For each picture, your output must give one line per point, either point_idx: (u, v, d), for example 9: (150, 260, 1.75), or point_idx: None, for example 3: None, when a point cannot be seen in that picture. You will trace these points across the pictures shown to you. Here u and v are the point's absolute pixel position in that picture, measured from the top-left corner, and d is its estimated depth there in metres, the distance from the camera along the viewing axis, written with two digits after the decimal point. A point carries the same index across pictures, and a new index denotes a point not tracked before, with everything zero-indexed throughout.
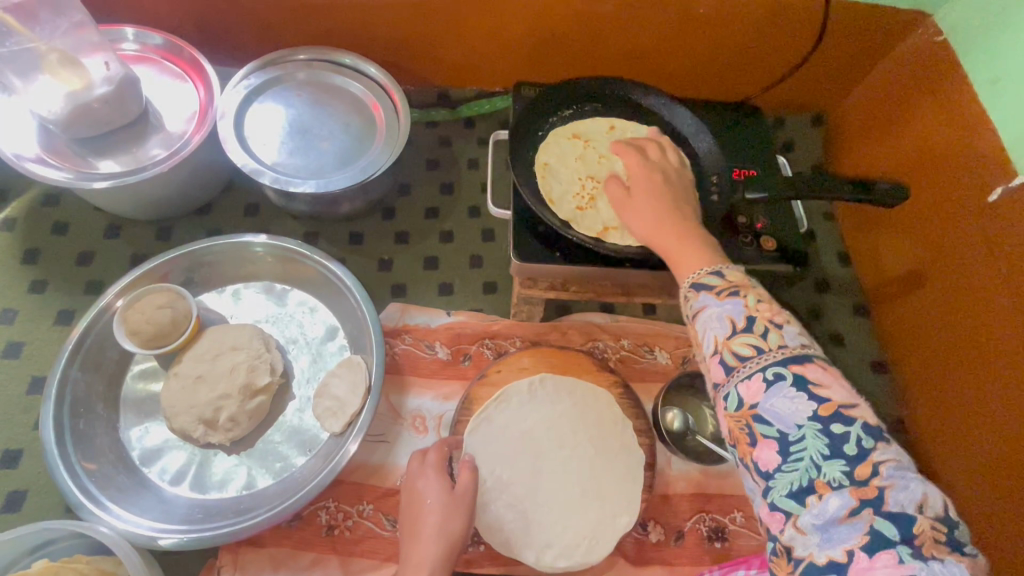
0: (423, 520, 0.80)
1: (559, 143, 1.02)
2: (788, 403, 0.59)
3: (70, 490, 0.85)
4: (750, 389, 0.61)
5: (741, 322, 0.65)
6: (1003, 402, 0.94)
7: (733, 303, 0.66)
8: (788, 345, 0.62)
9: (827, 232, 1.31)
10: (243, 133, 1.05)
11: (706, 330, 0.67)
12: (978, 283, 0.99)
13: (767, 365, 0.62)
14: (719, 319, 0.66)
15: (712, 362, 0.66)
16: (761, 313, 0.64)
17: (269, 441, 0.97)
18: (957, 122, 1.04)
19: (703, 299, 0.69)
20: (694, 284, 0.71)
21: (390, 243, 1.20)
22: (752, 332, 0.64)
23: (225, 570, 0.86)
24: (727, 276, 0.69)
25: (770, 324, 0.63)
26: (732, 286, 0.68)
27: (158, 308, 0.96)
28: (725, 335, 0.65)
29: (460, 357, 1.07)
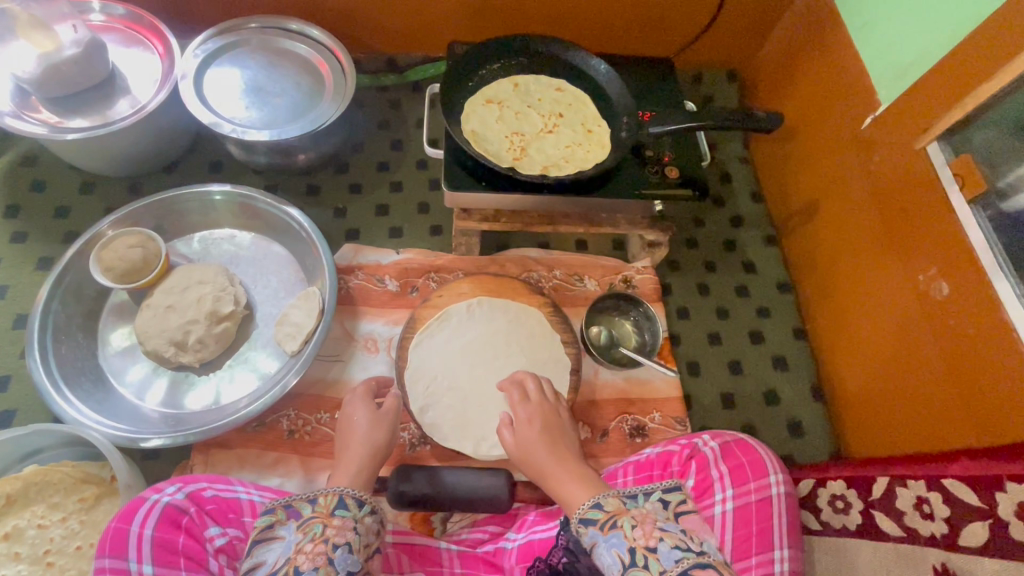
0: (353, 432, 0.91)
1: (476, 109, 1.12)
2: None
3: (56, 401, 0.96)
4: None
5: (627, 556, 0.68)
6: (874, 300, 1.08)
7: (617, 537, 0.70)
8: (669, 568, 0.65)
9: (742, 175, 1.45)
10: (203, 92, 1.16)
11: (604, 567, 0.69)
12: (858, 202, 1.13)
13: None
14: (610, 555, 0.69)
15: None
16: (639, 542, 0.69)
17: (235, 363, 1.09)
18: (839, 66, 1.19)
19: (590, 534, 0.72)
20: (581, 518, 0.74)
21: (344, 193, 1.32)
22: (638, 566, 0.67)
23: (197, 468, 0.98)
24: (605, 508, 0.73)
25: (648, 553, 0.67)
26: (611, 518, 0.72)
27: (129, 248, 1.07)
28: (619, 570, 0.68)
29: (408, 289, 1.19)
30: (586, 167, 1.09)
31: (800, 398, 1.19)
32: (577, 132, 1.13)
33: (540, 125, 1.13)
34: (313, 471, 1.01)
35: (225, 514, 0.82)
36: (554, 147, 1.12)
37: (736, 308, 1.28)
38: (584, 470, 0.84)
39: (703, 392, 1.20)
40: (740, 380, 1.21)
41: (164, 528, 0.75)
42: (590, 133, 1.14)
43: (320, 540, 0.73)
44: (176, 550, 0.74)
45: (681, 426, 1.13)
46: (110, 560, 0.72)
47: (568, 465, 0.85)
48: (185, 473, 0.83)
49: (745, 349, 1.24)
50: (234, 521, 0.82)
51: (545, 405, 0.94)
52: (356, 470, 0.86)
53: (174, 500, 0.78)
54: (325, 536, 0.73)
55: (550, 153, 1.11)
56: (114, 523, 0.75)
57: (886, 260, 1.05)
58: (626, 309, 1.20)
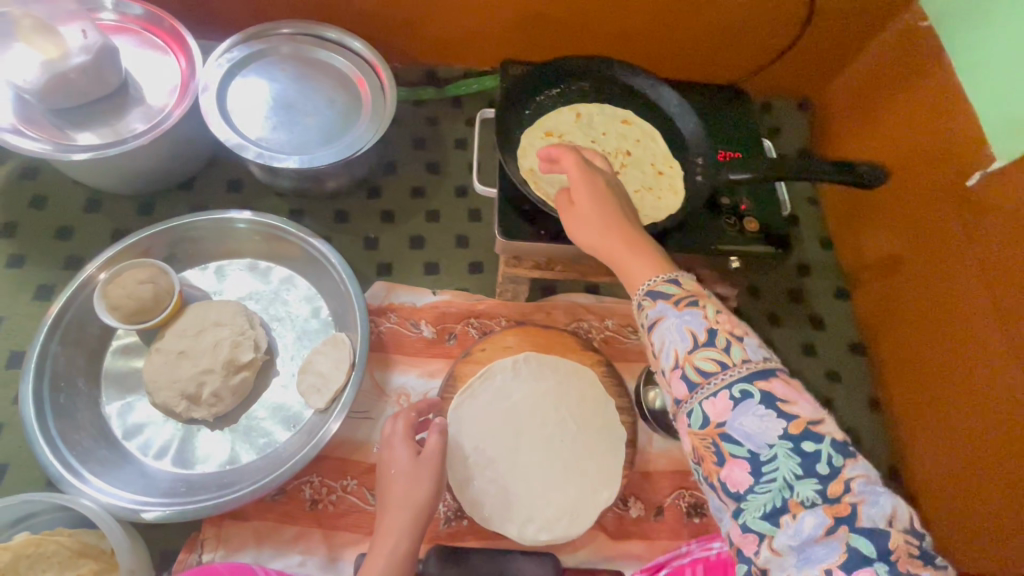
0: (392, 486, 0.78)
1: (535, 144, 1.00)
2: (757, 422, 0.55)
3: (51, 463, 0.85)
4: (717, 407, 0.57)
5: (702, 336, 0.60)
6: (971, 382, 0.96)
7: (692, 315, 0.61)
8: (752, 360, 0.58)
9: (810, 217, 1.32)
10: (227, 107, 1.03)
11: (666, 342, 0.62)
12: (954, 272, 1.00)
13: (732, 382, 0.57)
14: (679, 331, 0.61)
15: (673, 377, 0.61)
16: (722, 326, 0.60)
17: (253, 418, 0.97)
18: (936, 110, 1.04)
19: (659, 307, 0.63)
20: (649, 292, 0.65)
21: (375, 221, 1.19)
22: (714, 346, 0.59)
23: (209, 543, 0.87)
24: (683, 286, 0.64)
25: (731, 338, 0.59)
26: (689, 296, 0.63)
27: (139, 284, 0.95)
28: (686, 349, 0.60)
29: (445, 336, 1.08)
30: (658, 218, 0.97)
31: None
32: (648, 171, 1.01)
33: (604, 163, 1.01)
34: (337, 547, 0.90)
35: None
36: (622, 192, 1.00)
37: (802, 370, 1.17)
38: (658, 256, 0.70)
39: None
40: None
41: None
42: (661, 175, 1.01)
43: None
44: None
45: None
46: None
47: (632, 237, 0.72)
48: (207, 568, 0.73)
49: None
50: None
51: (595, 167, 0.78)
52: (395, 542, 0.74)
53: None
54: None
55: None
56: None
57: (990, 340, 0.92)
58: None
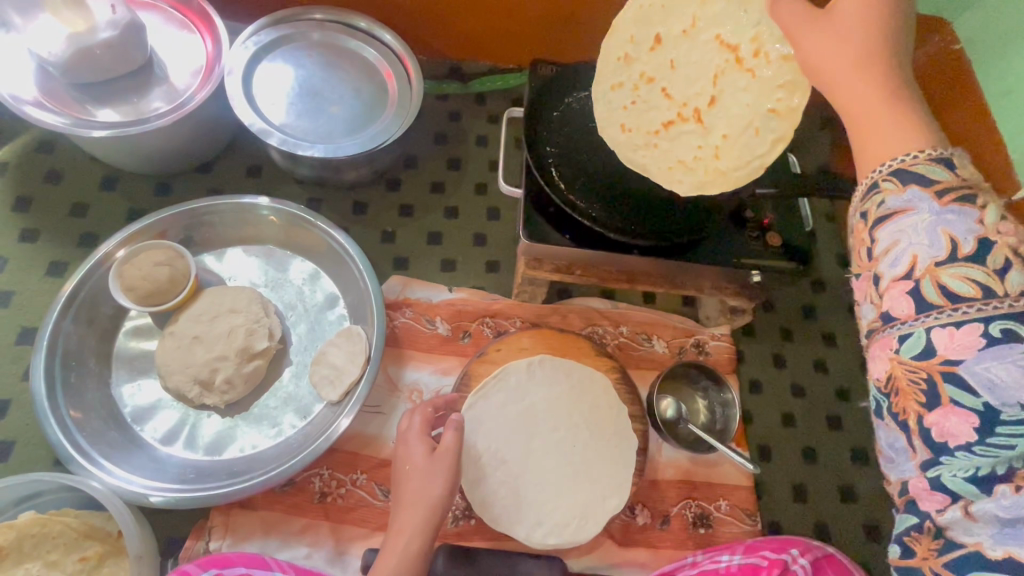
0: (408, 482, 0.77)
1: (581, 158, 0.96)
2: (1012, 372, 0.46)
3: (60, 443, 0.84)
4: (955, 340, 0.48)
5: (967, 246, 0.48)
6: None
7: (955, 214, 0.49)
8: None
9: (827, 234, 1.32)
10: (251, 91, 1.02)
11: (904, 241, 0.51)
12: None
13: (990, 318, 0.47)
14: (929, 233, 0.50)
15: (892, 288, 0.52)
16: (1005, 240, 0.47)
17: (264, 407, 0.96)
18: (964, 139, 1.04)
19: (907, 194, 0.51)
20: (895, 171, 0.52)
21: (393, 215, 1.18)
22: (981, 264, 0.48)
23: (217, 531, 0.87)
24: (959, 172, 0.50)
25: (1011, 256, 0.47)
26: (960, 188, 0.49)
27: (156, 265, 0.94)
28: (934, 258, 0.49)
29: (460, 334, 1.08)
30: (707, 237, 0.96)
31: (877, 497, 1.10)
32: (761, 100, 0.78)
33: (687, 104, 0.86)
34: (345, 541, 0.90)
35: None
36: (685, 148, 0.86)
37: (813, 387, 1.17)
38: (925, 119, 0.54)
39: (775, 481, 1.09)
40: (814, 470, 1.10)
41: None
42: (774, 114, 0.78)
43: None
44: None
45: (750, 520, 1.02)
46: None
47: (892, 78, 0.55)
48: (221, 555, 0.73)
49: (821, 435, 1.13)
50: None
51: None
52: (410, 536, 0.74)
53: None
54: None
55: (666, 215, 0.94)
56: None
57: None
58: (698, 377, 1.08)
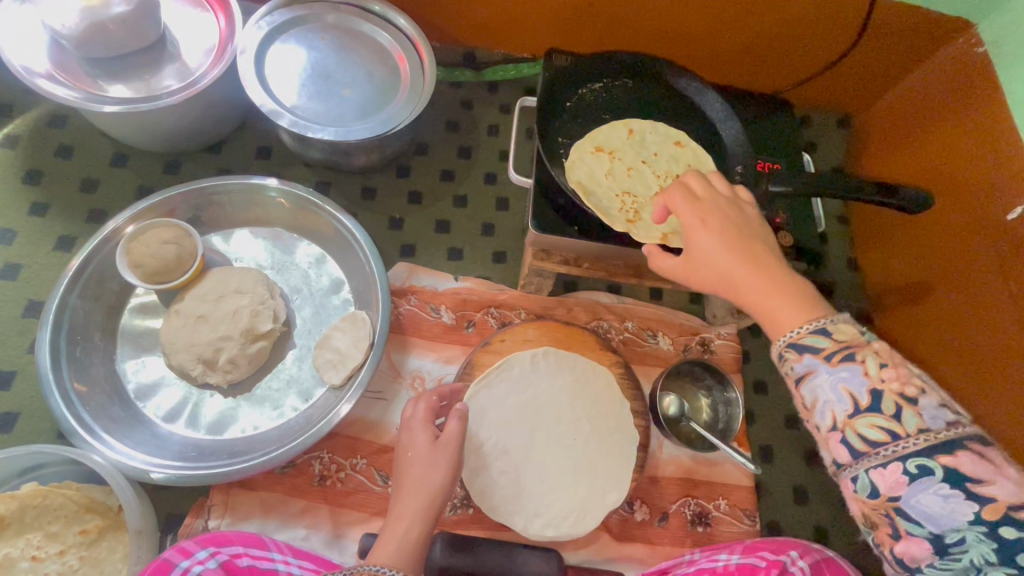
0: (409, 469, 0.77)
1: (584, 158, 0.97)
2: (940, 503, 0.52)
3: (64, 417, 0.84)
4: (887, 479, 0.54)
5: (864, 399, 0.55)
6: (989, 414, 0.94)
7: (849, 371, 0.56)
8: (930, 428, 0.52)
9: (838, 237, 1.31)
10: (264, 71, 1.01)
11: (820, 401, 0.57)
12: (990, 305, 0.97)
13: (908, 454, 0.53)
14: (834, 391, 0.56)
15: (830, 440, 0.57)
16: (889, 387, 0.54)
17: (267, 388, 0.96)
18: (988, 138, 1.00)
19: (806, 363, 0.58)
20: (791, 344, 0.60)
21: (401, 202, 1.18)
22: (880, 412, 0.54)
23: (216, 510, 0.87)
24: (836, 336, 0.58)
25: (904, 402, 0.53)
26: (845, 349, 0.57)
27: (163, 244, 0.94)
28: (846, 412, 0.55)
29: (464, 323, 1.07)
30: None
31: None
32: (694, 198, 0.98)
33: (654, 188, 0.97)
34: (343, 525, 0.90)
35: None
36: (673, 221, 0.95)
37: None
38: (797, 283, 0.65)
39: (775, 483, 1.08)
40: (815, 473, 1.10)
41: None
42: None
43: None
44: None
45: (749, 520, 1.02)
46: None
47: (767, 265, 0.67)
48: (218, 534, 0.73)
49: None
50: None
51: (707, 194, 0.74)
52: (406, 528, 0.73)
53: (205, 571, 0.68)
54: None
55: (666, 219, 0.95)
56: None
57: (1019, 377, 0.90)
58: (702, 376, 1.07)
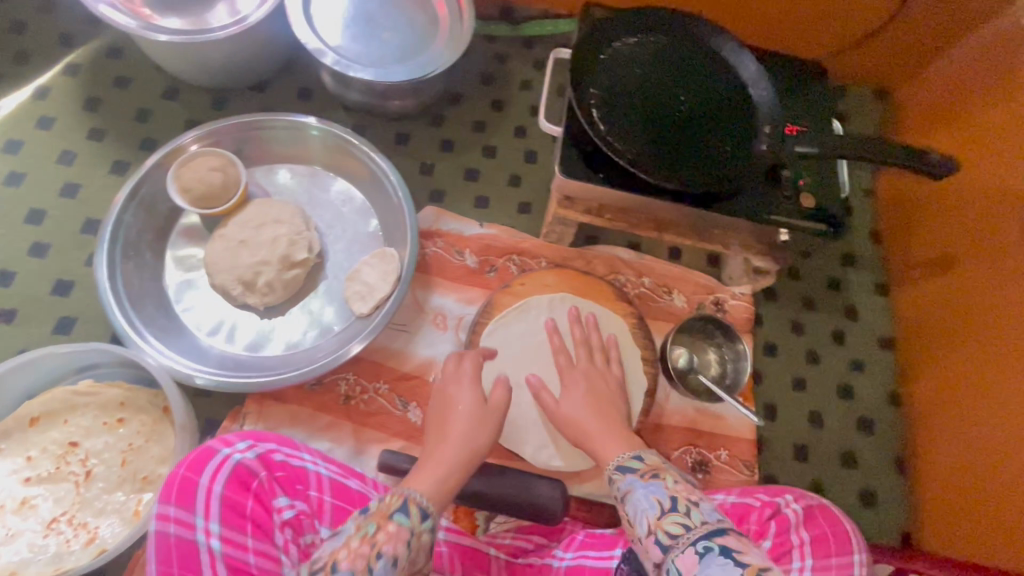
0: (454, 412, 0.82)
1: (608, 70, 1.00)
2: (720, 569, 0.61)
3: (116, 319, 0.92)
4: (686, 560, 0.63)
5: (666, 502, 0.70)
6: (995, 392, 0.96)
7: (656, 486, 0.73)
8: (706, 518, 0.67)
9: (864, 208, 1.30)
10: (309, 12, 1.05)
11: (640, 505, 0.71)
12: (1016, 294, 0.96)
13: (696, 539, 0.65)
14: (647, 499, 0.71)
15: (649, 542, 0.69)
16: (681, 495, 0.71)
17: (300, 314, 1.03)
18: (1007, 128, 1.02)
19: (630, 479, 0.76)
20: (621, 464, 0.78)
21: (434, 148, 1.22)
22: (676, 510, 0.69)
23: (249, 418, 0.95)
24: (646, 461, 0.78)
25: (688, 502, 0.69)
26: (653, 471, 0.76)
27: (210, 170, 1.01)
28: (654, 515, 0.69)
29: (486, 268, 1.12)
30: (708, 179, 0.96)
31: (879, 468, 1.12)
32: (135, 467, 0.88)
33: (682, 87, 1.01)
34: (364, 442, 0.97)
35: (290, 481, 0.74)
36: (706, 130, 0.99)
37: (828, 356, 1.18)
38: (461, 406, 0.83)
39: (776, 439, 1.12)
40: (818, 434, 1.13)
41: (232, 488, 0.69)
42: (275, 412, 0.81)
43: (369, 541, 0.66)
44: (245, 514, 0.68)
45: (747, 471, 1.06)
46: (176, 510, 0.66)
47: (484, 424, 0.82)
48: (256, 430, 0.76)
49: (830, 402, 1.15)
50: (300, 494, 0.75)
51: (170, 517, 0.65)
52: (441, 475, 0.75)
53: (245, 459, 0.71)
54: (376, 540, 0.66)
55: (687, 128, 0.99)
56: (182, 469, 0.69)
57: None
58: (713, 333, 1.11)
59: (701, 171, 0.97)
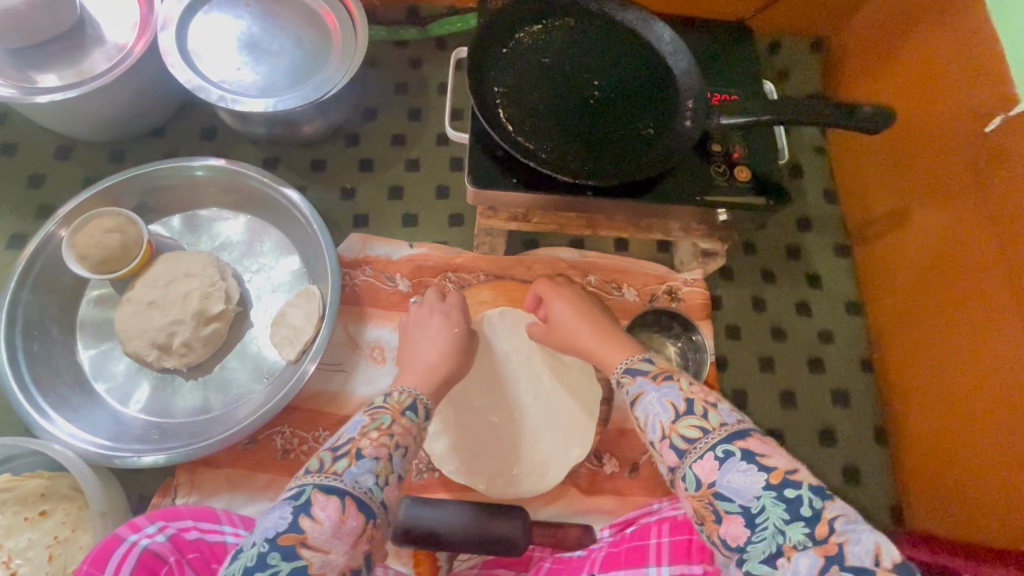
0: (428, 340, 0.87)
1: (511, 65, 0.93)
2: (742, 477, 0.56)
3: (23, 408, 0.86)
4: (705, 468, 0.59)
5: (681, 405, 0.64)
6: (969, 351, 0.90)
7: (668, 388, 0.67)
8: (727, 422, 0.61)
9: (815, 168, 1.24)
10: (188, 47, 0.98)
11: (650, 415, 0.66)
12: (974, 247, 0.90)
13: (715, 444, 0.60)
14: (660, 403, 0.66)
15: (661, 448, 0.64)
16: (697, 396, 0.65)
17: (226, 369, 0.97)
18: (954, 65, 0.94)
19: (639, 384, 0.71)
20: (626, 369, 0.75)
21: (353, 170, 1.15)
22: (694, 413, 0.63)
23: (182, 488, 0.90)
24: (656, 364, 0.73)
25: (706, 405, 0.64)
26: (664, 373, 0.70)
27: (107, 233, 0.93)
28: (669, 419, 0.64)
29: (421, 290, 1.05)
30: (631, 167, 0.89)
31: (858, 440, 1.07)
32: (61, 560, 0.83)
33: (594, 70, 0.94)
34: None
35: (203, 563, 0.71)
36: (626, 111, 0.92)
37: (795, 329, 1.12)
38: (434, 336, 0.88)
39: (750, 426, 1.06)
40: (792, 413, 1.07)
41: None
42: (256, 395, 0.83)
43: (386, 432, 0.65)
44: None
45: None
46: None
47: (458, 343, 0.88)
48: (169, 508, 0.73)
49: (801, 379, 1.09)
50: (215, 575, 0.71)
51: None
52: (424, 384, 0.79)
53: (152, 545, 0.68)
54: (392, 432, 0.66)
55: (602, 114, 0.92)
56: (85, 565, 0.66)
57: (998, 314, 0.85)
58: (669, 325, 1.05)
59: (623, 158, 0.89)
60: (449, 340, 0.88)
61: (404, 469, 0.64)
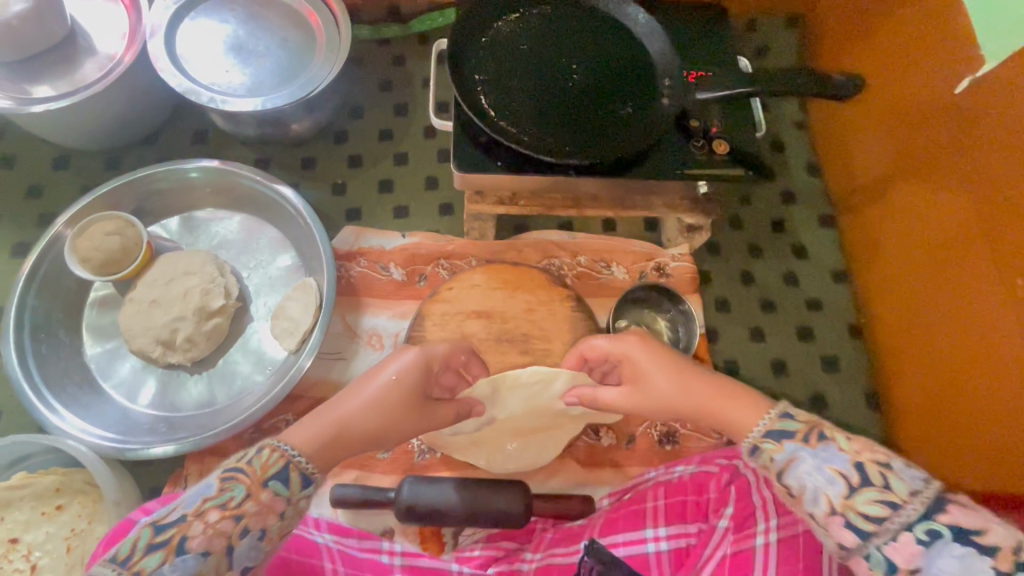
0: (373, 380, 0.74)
1: (490, 53, 0.96)
2: (957, 563, 0.50)
3: (33, 407, 0.89)
4: (903, 553, 0.51)
5: (853, 475, 0.55)
6: (951, 307, 0.92)
7: (829, 452, 0.57)
8: (917, 489, 0.53)
9: (796, 143, 1.26)
10: (176, 52, 1.01)
11: (810, 487, 0.56)
12: (951, 207, 0.92)
13: (914, 523, 0.52)
14: (823, 473, 0.56)
15: (829, 526, 0.55)
16: (867, 458, 0.56)
17: (229, 362, 1.00)
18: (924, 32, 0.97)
19: (788, 448, 0.59)
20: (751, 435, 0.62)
21: (343, 166, 1.18)
22: (875, 485, 0.54)
23: (192, 478, 0.93)
24: (801, 419, 0.61)
25: (884, 470, 0.55)
26: (814, 430, 0.59)
27: (107, 236, 0.96)
28: (841, 494, 0.55)
29: (415, 278, 1.08)
30: (613, 144, 0.91)
31: (849, 404, 1.09)
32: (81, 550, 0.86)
33: (571, 53, 0.96)
34: None
35: None
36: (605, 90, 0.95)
37: (783, 299, 1.15)
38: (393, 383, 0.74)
39: None
40: (784, 381, 1.10)
41: None
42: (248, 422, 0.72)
43: (230, 512, 0.59)
44: None
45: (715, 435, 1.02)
46: None
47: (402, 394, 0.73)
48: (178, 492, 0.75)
49: (790, 348, 1.12)
50: None
51: None
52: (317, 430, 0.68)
53: None
54: (239, 511, 0.59)
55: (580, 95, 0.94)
56: (102, 547, 0.70)
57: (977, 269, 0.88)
58: (659, 301, 1.07)
59: (602, 137, 0.92)
60: (382, 391, 0.72)
61: (247, 559, 0.59)
